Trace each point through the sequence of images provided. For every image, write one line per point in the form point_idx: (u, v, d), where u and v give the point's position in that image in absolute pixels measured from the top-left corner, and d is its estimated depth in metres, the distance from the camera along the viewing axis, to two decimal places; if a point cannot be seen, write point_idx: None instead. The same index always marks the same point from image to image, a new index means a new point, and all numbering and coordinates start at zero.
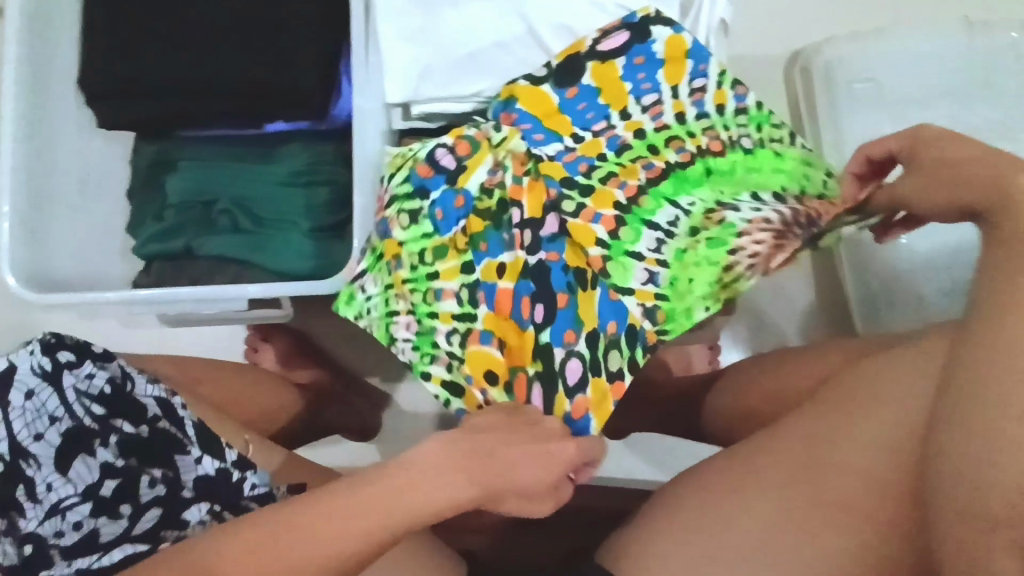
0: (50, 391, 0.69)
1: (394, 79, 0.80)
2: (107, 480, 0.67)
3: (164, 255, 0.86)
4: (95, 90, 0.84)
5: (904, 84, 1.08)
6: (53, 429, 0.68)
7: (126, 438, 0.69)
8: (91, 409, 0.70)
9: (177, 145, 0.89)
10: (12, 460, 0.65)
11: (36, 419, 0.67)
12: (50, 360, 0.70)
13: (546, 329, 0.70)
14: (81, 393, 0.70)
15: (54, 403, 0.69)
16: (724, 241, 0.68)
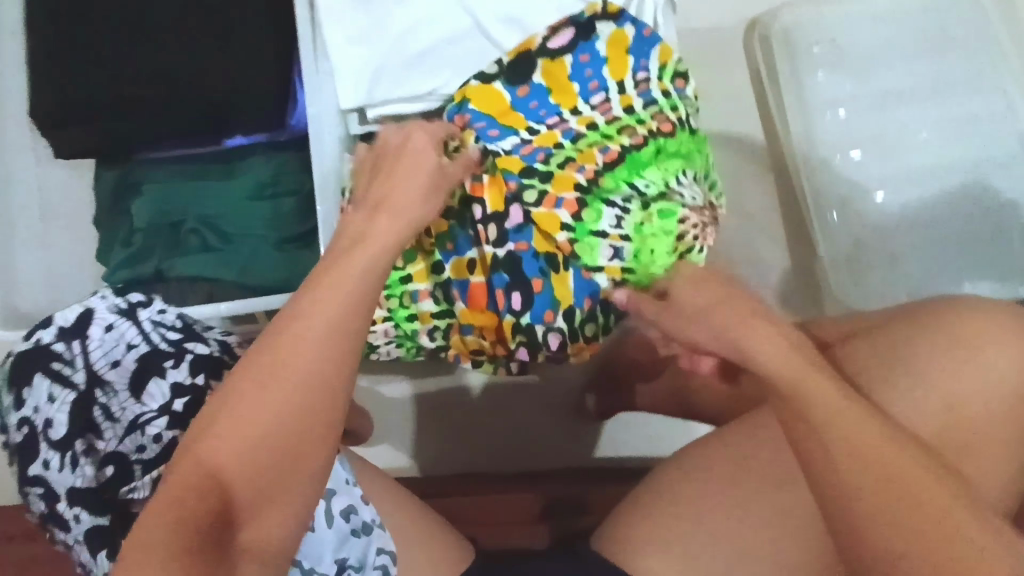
0: (130, 324, 0.59)
1: (345, 82, 0.78)
2: (179, 398, 0.57)
3: (135, 280, 0.86)
4: (48, 120, 0.83)
5: (862, 42, 1.08)
6: (131, 354, 0.58)
7: (201, 358, 0.59)
8: (167, 335, 0.60)
9: (138, 168, 0.89)
10: (88, 389, 0.57)
11: (114, 345, 0.58)
12: (125, 300, 0.60)
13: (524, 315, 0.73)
14: (158, 324, 0.60)
15: (135, 332, 0.59)
16: (673, 212, 0.72)
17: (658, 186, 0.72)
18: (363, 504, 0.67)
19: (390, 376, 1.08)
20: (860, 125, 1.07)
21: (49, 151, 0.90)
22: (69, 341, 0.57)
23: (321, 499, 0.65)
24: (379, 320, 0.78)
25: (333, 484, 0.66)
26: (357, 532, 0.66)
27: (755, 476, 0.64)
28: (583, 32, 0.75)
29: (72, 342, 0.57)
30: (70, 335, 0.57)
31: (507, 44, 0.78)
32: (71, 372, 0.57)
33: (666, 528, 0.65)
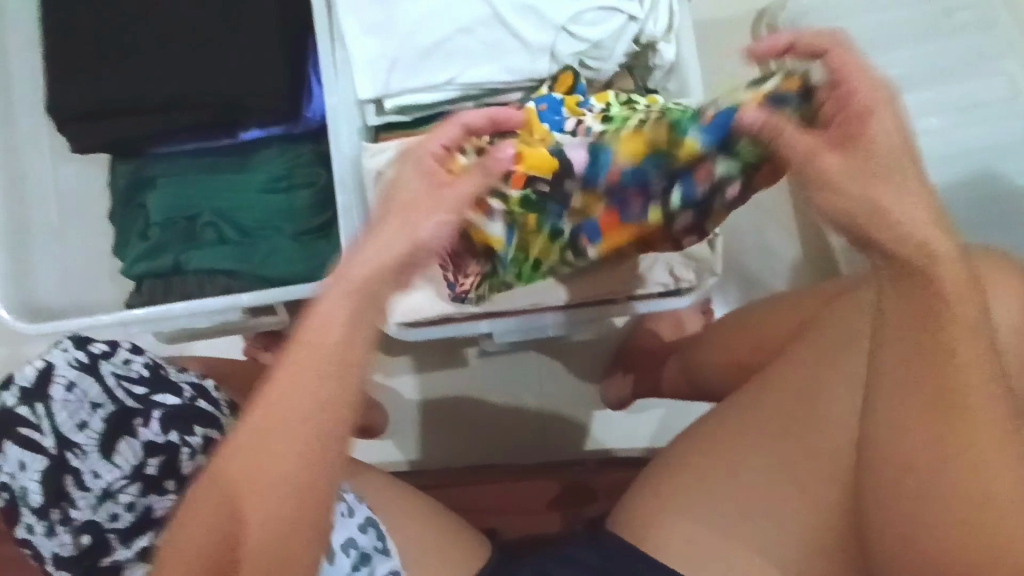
0: (92, 380, 0.61)
1: (363, 73, 0.78)
2: (152, 459, 0.61)
3: (152, 273, 0.86)
4: (64, 115, 0.83)
5: (868, 29, 1.09)
6: (97, 415, 0.60)
7: (170, 412, 0.63)
8: (131, 390, 0.62)
9: (153, 163, 0.89)
10: (59, 453, 0.58)
11: (79, 407, 0.60)
12: (86, 353, 0.62)
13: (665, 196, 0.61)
14: (122, 378, 0.63)
15: (99, 390, 0.61)
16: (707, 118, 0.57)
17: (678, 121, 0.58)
18: (362, 533, 0.67)
19: (408, 367, 1.09)
20: None
21: (65, 147, 0.90)
22: (32, 404, 0.59)
23: (318, 543, 0.63)
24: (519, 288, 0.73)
25: (329, 523, 0.64)
26: (357, 566, 0.66)
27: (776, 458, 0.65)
28: (597, 27, 0.76)
29: (36, 405, 0.59)
30: (32, 397, 0.59)
31: (526, 36, 0.77)
32: (40, 438, 0.58)
33: (688, 511, 0.67)
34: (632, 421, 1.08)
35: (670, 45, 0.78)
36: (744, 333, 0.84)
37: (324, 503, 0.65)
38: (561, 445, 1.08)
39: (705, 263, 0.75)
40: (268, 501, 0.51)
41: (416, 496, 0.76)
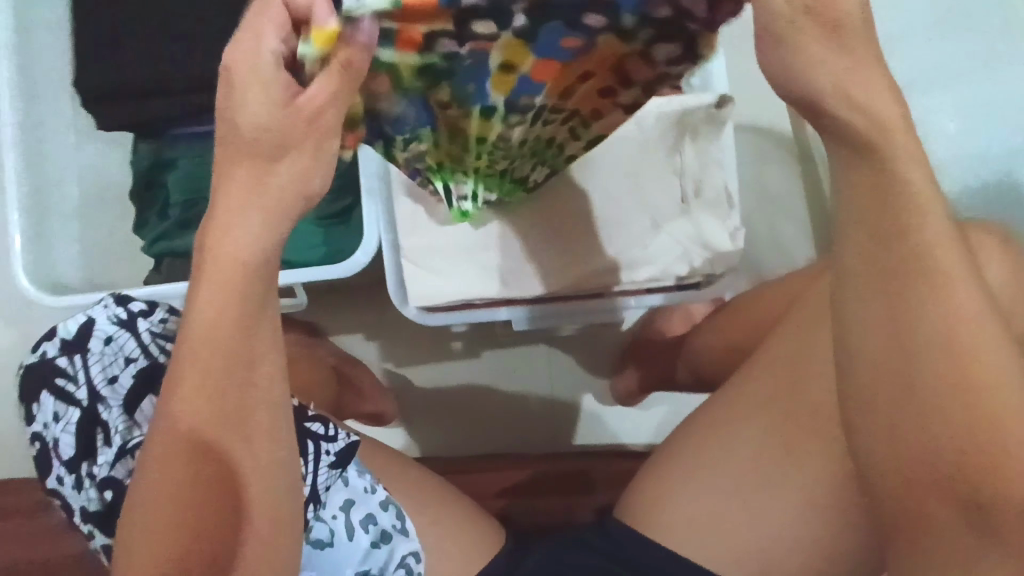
0: (129, 335, 0.64)
1: None
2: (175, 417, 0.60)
3: (172, 252, 0.86)
4: (91, 93, 0.84)
5: None
6: (128, 370, 0.61)
7: None
8: (168, 349, 0.64)
9: (174, 142, 0.89)
10: (91, 404, 0.59)
11: (113, 361, 0.62)
12: (125, 310, 0.65)
13: (624, 17, 0.39)
14: (158, 336, 0.64)
15: (132, 346, 0.63)
16: None
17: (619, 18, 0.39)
18: (382, 511, 0.67)
19: (418, 357, 1.10)
20: None
21: (89, 124, 0.90)
22: (72, 355, 0.62)
23: (337, 518, 0.65)
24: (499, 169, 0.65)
25: (350, 495, 0.66)
26: (377, 543, 0.66)
27: None
28: None
29: (75, 355, 0.62)
30: (72, 348, 0.62)
31: None
32: (75, 388, 0.60)
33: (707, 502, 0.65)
34: (634, 413, 1.08)
35: None
36: (737, 317, 0.82)
37: (347, 477, 0.68)
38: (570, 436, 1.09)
39: (728, 260, 0.74)
40: (248, 478, 0.47)
41: (434, 481, 0.76)
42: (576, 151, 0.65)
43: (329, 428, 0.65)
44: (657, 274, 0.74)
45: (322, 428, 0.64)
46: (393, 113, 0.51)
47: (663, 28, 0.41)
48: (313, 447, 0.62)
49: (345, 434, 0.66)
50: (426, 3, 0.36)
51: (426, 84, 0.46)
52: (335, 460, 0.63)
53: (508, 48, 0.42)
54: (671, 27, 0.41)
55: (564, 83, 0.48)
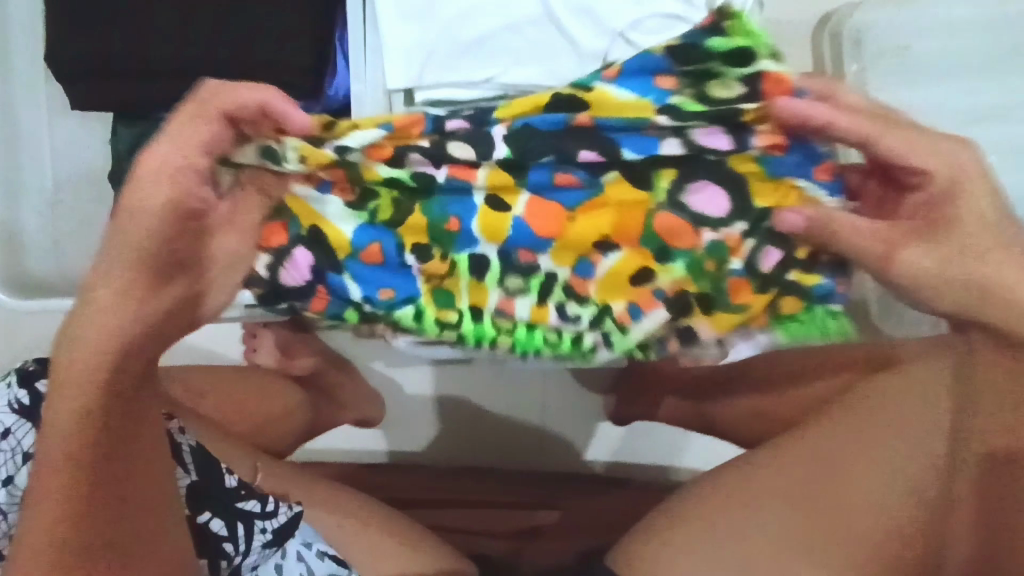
0: (28, 427, 0.65)
1: (395, 61, 0.70)
2: None
3: None
4: (68, 70, 0.77)
5: (947, 47, 0.98)
6: (24, 470, 0.63)
7: None
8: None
9: (156, 127, 0.81)
10: None
11: (9, 458, 0.63)
12: (28, 394, 0.66)
13: (625, 150, 0.52)
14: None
15: (31, 440, 0.65)
16: (696, 262, 0.57)
17: (705, 224, 0.55)
18: None
19: (409, 363, 1.05)
20: None
21: (61, 102, 0.83)
22: None
23: None
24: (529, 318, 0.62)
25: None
26: None
27: (777, 529, 0.64)
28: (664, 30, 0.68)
29: None
30: None
31: (578, 38, 0.69)
32: None
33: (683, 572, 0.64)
34: (634, 455, 1.03)
35: None
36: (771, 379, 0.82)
37: (283, 565, 0.69)
38: (580, 451, 1.03)
39: None
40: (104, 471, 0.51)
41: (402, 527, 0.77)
42: (602, 352, 0.66)
43: (268, 503, 0.68)
44: None
45: (257, 506, 0.67)
46: (365, 250, 0.59)
47: (675, 167, 0.53)
48: (244, 528, 0.66)
49: (286, 507, 0.69)
50: (414, 121, 0.52)
51: (415, 174, 0.54)
52: (270, 539, 0.67)
53: (512, 113, 0.52)
54: (696, 157, 0.52)
55: (591, 241, 0.57)
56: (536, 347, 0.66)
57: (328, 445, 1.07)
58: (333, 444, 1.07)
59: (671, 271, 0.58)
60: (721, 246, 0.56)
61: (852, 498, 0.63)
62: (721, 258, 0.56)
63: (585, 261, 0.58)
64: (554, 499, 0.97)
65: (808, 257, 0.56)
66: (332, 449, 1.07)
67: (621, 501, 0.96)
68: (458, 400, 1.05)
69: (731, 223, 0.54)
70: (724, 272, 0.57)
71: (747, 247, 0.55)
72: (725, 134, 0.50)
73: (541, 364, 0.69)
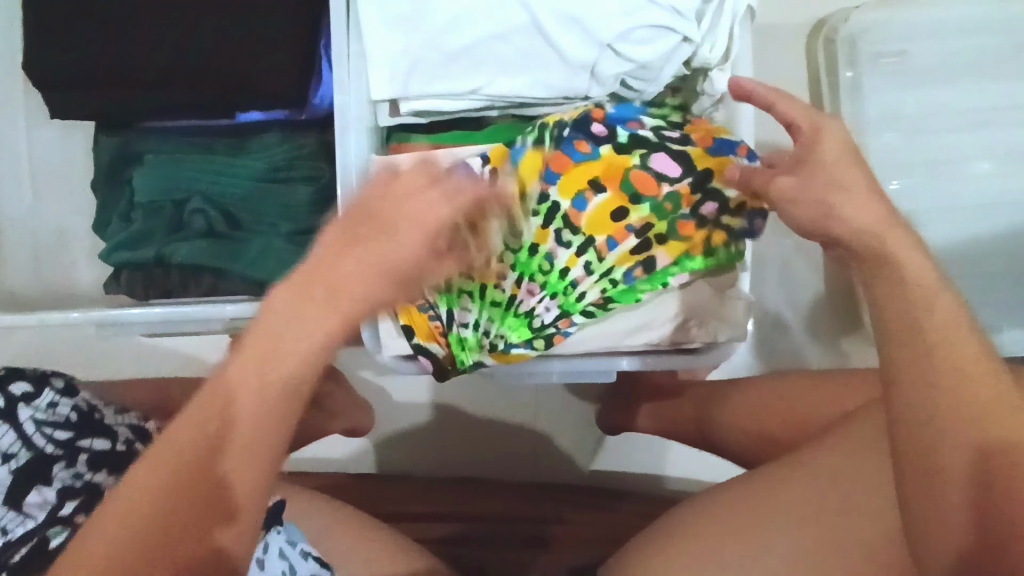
0: (9, 429, 0.62)
1: (378, 70, 0.69)
2: (67, 501, 0.59)
3: (134, 264, 0.78)
4: (46, 77, 0.75)
5: (936, 53, 1.01)
6: (6, 467, 0.60)
7: (95, 456, 0.64)
8: (54, 437, 0.64)
9: (141, 136, 0.81)
10: None
11: None
12: (5, 396, 0.63)
13: (618, 129, 0.65)
14: (43, 424, 0.64)
15: (10, 441, 0.61)
16: (666, 213, 0.64)
17: (672, 196, 0.64)
18: None
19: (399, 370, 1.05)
20: (918, 148, 1.02)
21: (42, 111, 0.82)
22: None
23: None
24: (524, 296, 0.65)
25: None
26: None
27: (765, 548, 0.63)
28: (653, 40, 0.67)
29: None
30: None
31: (566, 48, 0.67)
32: None
33: None
34: (626, 453, 1.03)
35: (723, 72, 0.71)
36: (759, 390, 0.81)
37: (264, 560, 0.63)
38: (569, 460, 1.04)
39: (732, 326, 0.69)
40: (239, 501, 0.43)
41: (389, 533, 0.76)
42: (590, 291, 0.65)
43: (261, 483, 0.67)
44: (652, 338, 0.69)
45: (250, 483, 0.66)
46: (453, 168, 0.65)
47: (647, 146, 0.64)
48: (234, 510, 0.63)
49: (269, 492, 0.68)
50: None
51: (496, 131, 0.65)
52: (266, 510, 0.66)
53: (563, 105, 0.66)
54: (661, 144, 0.64)
55: (586, 180, 0.64)
56: (530, 274, 0.65)
57: (315, 455, 1.06)
58: (321, 452, 1.06)
59: (640, 210, 0.64)
60: (675, 194, 0.64)
61: (841, 517, 0.62)
62: (675, 203, 0.64)
63: (581, 196, 0.64)
64: (550, 511, 0.95)
65: (738, 205, 0.65)
66: (321, 458, 1.06)
67: (615, 517, 0.93)
68: (449, 408, 1.05)
69: (682, 179, 0.64)
70: (676, 213, 0.65)
71: (695, 200, 0.64)
72: (676, 133, 0.65)
73: (488, 330, 0.66)
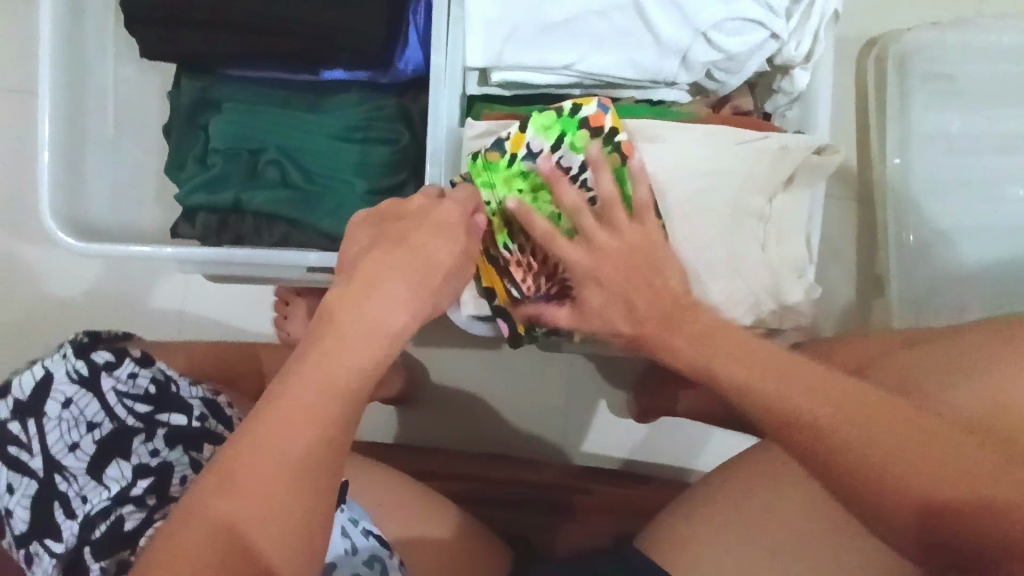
0: (90, 397, 0.65)
1: (476, 37, 0.70)
2: (141, 481, 0.61)
3: (210, 207, 0.80)
4: (138, 16, 0.76)
5: (982, 80, 1.05)
6: (91, 436, 0.63)
7: (174, 430, 0.65)
8: (134, 409, 0.65)
9: (223, 83, 0.82)
10: (47, 475, 0.61)
11: (73, 427, 0.63)
12: (87, 364, 0.65)
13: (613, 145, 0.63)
14: (125, 396, 0.66)
15: (94, 410, 0.64)
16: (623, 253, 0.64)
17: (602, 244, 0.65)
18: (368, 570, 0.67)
19: (439, 341, 1.06)
20: (957, 170, 1.06)
21: (128, 50, 0.83)
22: (25, 420, 0.63)
23: None
24: None
25: (330, 558, 0.66)
26: None
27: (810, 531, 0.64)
28: (748, 31, 0.70)
29: (29, 421, 0.63)
30: (26, 411, 0.63)
31: (662, 31, 0.69)
32: (28, 457, 0.62)
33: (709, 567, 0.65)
34: (653, 437, 1.03)
35: (806, 71, 0.74)
36: None
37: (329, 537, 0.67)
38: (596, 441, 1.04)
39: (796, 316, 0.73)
40: (300, 470, 0.47)
41: (422, 498, 0.77)
42: None
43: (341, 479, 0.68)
44: None
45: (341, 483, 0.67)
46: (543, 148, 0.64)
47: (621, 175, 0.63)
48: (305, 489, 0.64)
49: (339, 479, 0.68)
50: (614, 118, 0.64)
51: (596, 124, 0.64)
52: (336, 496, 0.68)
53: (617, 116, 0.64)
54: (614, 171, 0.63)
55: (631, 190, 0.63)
56: None
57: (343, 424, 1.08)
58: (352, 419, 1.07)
59: None
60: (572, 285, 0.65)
61: None
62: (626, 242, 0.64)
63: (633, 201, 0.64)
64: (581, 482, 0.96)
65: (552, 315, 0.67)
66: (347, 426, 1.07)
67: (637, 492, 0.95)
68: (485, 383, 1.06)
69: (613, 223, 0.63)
70: None
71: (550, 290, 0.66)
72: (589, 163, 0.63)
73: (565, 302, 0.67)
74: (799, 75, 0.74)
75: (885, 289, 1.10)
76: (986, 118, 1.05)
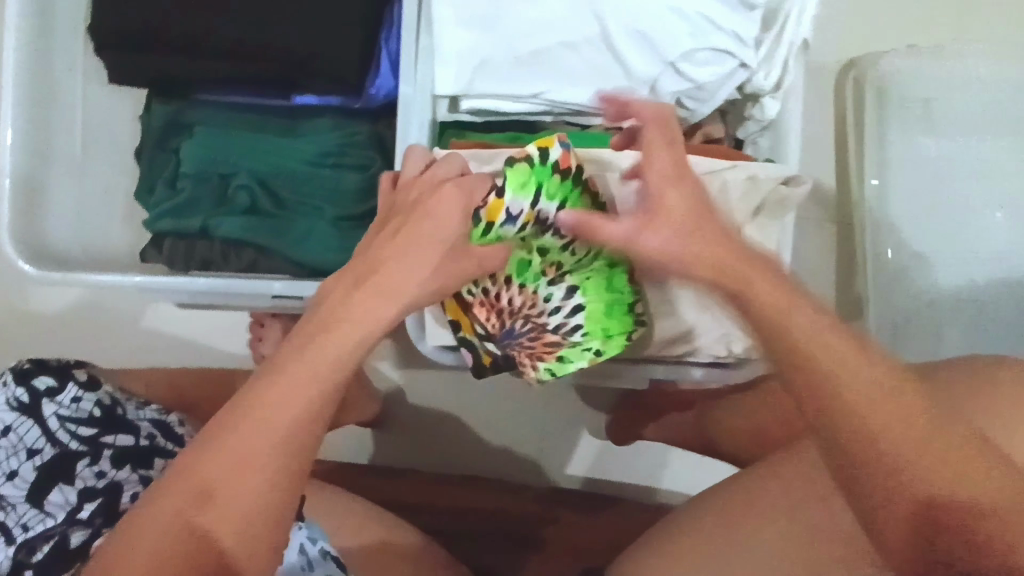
0: (29, 423, 0.64)
1: (446, 65, 0.70)
2: (87, 504, 0.60)
3: (177, 232, 0.79)
4: (108, 40, 0.76)
5: (958, 105, 1.06)
6: (31, 464, 0.62)
7: (121, 451, 0.64)
8: (78, 433, 0.64)
9: (194, 107, 0.82)
10: None
11: (13, 455, 0.62)
12: (27, 391, 0.65)
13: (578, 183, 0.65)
14: (67, 420, 0.65)
15: (34, 436, 0.64)
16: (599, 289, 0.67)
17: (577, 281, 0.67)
18: None
19: (415, 363, 1.05)
20: (934, 195, 1.06)
21: (98, 72, 0.83)
22: None
23: None
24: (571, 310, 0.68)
25: None
26: None
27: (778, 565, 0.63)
28: (717, 62, 0.70)
29: None
30: None
31: (632, 62, 0.69)
32: None
33: None
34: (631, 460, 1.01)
35: (775, 100, 0.74)
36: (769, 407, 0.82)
37: None
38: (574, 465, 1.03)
39: None
40: (251, 486, 0.46)
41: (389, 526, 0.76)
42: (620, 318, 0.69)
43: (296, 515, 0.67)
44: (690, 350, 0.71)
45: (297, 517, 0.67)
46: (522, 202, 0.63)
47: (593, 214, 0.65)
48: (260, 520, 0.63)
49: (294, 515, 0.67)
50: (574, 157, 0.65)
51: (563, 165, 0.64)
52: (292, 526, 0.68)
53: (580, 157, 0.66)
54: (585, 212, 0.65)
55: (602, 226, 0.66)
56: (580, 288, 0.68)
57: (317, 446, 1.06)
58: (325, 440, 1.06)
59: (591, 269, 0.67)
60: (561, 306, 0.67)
61: None
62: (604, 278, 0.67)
63: None
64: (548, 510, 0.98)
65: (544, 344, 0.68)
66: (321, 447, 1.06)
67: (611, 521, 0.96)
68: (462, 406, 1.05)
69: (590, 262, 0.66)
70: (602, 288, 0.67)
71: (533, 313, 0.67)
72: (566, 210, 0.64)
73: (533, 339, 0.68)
74: (768, 104, 0.74)
75: (863, 312, 1.09)
76: (963, 143, 1.06)
